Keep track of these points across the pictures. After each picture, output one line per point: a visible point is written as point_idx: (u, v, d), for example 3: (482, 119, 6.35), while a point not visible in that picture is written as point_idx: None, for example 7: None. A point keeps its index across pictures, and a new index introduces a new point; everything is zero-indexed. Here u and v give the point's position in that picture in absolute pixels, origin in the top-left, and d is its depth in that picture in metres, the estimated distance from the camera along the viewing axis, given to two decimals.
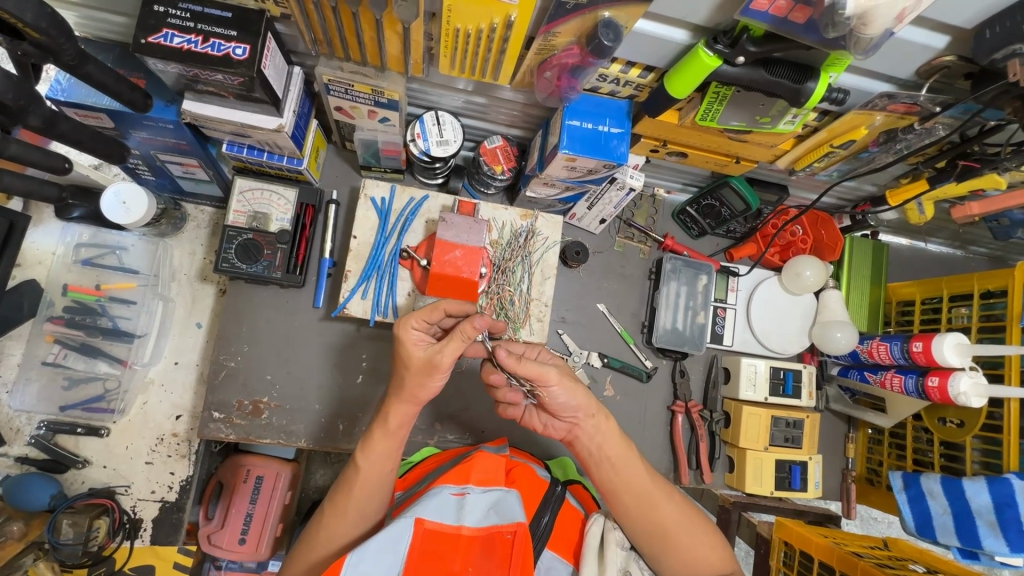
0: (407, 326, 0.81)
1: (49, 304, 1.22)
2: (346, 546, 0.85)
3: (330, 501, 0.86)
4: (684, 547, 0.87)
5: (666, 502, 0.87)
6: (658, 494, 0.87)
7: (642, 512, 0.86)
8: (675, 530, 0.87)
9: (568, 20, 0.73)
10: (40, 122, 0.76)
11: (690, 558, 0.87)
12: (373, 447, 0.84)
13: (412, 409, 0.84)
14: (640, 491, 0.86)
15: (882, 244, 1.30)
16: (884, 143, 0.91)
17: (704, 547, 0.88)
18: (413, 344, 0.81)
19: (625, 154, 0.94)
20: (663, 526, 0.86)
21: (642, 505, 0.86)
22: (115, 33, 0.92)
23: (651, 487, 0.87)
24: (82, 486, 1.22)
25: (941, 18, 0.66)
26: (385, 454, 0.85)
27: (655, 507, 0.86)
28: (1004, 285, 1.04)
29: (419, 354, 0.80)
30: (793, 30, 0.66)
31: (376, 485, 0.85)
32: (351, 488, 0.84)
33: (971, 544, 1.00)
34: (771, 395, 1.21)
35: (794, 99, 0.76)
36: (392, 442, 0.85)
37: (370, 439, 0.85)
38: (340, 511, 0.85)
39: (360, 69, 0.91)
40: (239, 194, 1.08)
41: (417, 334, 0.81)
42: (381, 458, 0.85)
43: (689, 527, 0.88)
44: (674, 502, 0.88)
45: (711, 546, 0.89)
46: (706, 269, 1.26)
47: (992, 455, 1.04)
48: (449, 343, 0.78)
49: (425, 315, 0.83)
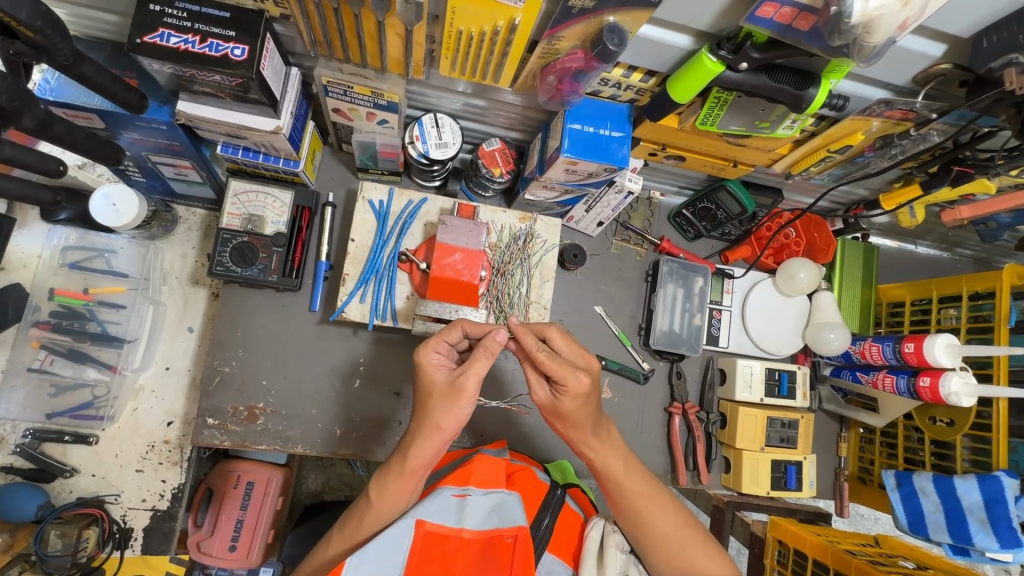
0: (426, 352, 0.79)
1: (35, 309, 1.18)
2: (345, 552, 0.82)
3: (340, 529, 0.85)
4: (683, 553, 0.85)
5: (659, 515, 0.86)
6: (652, 502, 0.86)
7: (637, 521, 0.86)
8: (667, 539, 0.86)
9: (574, 24, 0.73)
10: (33, 123, 0.74)
11: (688, 567, 0.85)
12: (386, 485, 0.81)
13: (433, 450, 0.80)
14: (635, 500, 0.86)
15: (872, 247, 1.33)
16: (880, 148, 0.93)
17: (701, 555, 0.86)
18: (434, 368, 0.79)
19: (626, 158, 0.94)
20: (660, 532, 0.86)
21: (635, 517, 0.86)
22: (106, 31, 0.90)
23: (643, 498, 0.86)
24: (70, 496, 1.19)
25: (939, 27, 0.67)
26: (396, 492, 0.81)
27: (648, 519, 0.86)
28: (992, 287, 1.07)
29: (442, 378, 0.78)
30: (797, 37, 0.67)
31: (380, 519, 0.82)
32: (360, 519, 0.82)
33: (962, 541, 1.02)
34: (767, 396, 1.22)
35: (795, 104, 0.77)
36: (408, 485, 0.81)
37: (385, 477, 0.82)
38: (347, 546, 0.83)
39: (360, 70, 0.90)
40: (233, 196, 1.06)
41: (438, 359, 0.80)
42: (394, 496, 0.81)
43: (682, 538, 0.86)
44: (667, 514, 0.87)
45: (708, 554, 0.86)
46: (701, 272, 1.27)
47: (982, 453, 1.06)
48: (474, 362, 0.77)
49: (447, 336, 0.82)
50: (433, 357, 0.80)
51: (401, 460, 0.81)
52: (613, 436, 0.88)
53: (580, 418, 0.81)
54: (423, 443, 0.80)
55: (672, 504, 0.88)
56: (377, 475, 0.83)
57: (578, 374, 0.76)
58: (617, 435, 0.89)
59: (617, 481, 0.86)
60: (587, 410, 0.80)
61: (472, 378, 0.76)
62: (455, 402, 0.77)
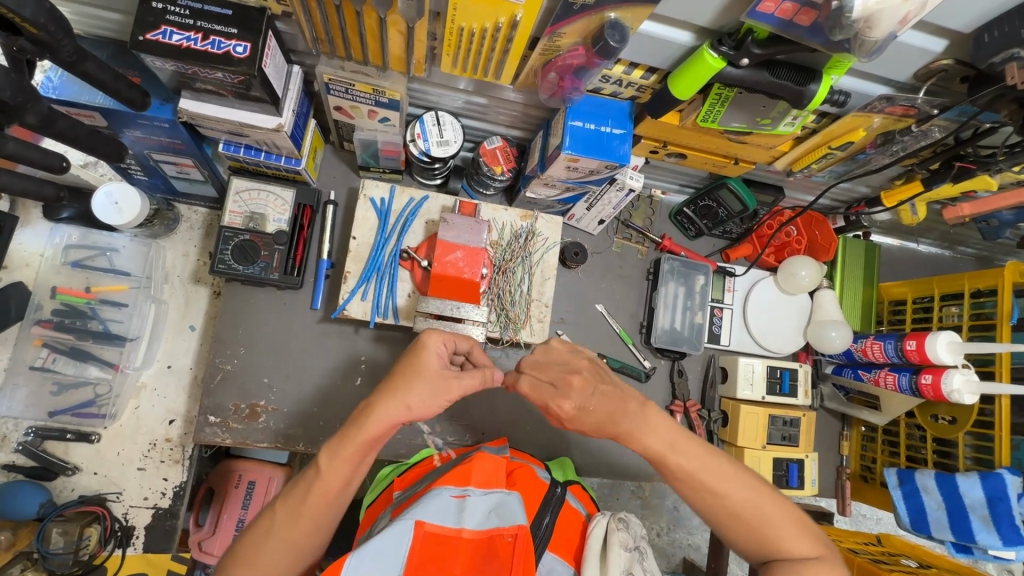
0: (435, 337, 0.77)
1: (37, 306, 1.17)
2: (288, 532, 0.71)
3: (280, 505, 0.73)
4: (763, 535, 0.74)
5: (722, 491, 0.75)
6: (712, 482, 0.75)
7: (701, 503, 0.76)
8: (740, 516, 0.74)
9: (575, 21, 0.73)
10: (37, 120, 0.74)
11: (774, 544, 0.74)
12: (341, 450, 0.72)
13: (397, 417, 0.73)
14: (695, 480, 0.75)
15: (873, 245, 1.32)
16: (881, 145, 0.93)
17: (786, 530, 0.74)
18: (432, 354, 0.76)
19: (627, 155, 0.94)
20: (728, 516, 0.75)
21: (698, 493, 0.76)
22: (109, 30, 0.90)
23: (700, 472, 0.75)
24: (72, 494, 1.19)
25: (940, 22, 0.67)
26: (348, 460, 0.72)
27: (713, 494, 0.75)
28: (994, 284, 1.07)
29: (437, 366, 0.75)
30: (798, 33, 0.66)
31: (334, 494, 0.73)
32: (308, 491, 0.72)
33: (965, 539, 1.03)
34: (768, 394, 1.22)
35: (796, 101, 0.77)
36: (361, 453, 0.73)
37: (341, 443, 0.73)
38: (292, 524, 0.71)
39: (362, 68, 0.90)
40: (235, 194, 1.06)
41: (442, 348, 0.77)
42: (349, 463, 0.73)
43: (761, 513, 0.74)
44: (734, 487, 0.75)
45: (794, 528, 0.74)
46: (703, 269, 1.27)
47: (984, 450, 1.06)
48: (469, 378, 0.77)
49: (456, 339, 0.81)
50: (435, 342, 0.77)
51: (359, 423, 0.73)
52: (653, 412, 0.78)
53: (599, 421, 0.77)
54: (388, 409, 0.73)
55: (737, 478, 0.76)
56: (330, 440, 0.74)
57: (561, 399, 0.78)
58: (657, 410, 0.79)
59: (667, 464, 0.76)
60: (594, 421, 0.77)
61: (458, 391, 0.76)
62: (441, 399, 0.75)
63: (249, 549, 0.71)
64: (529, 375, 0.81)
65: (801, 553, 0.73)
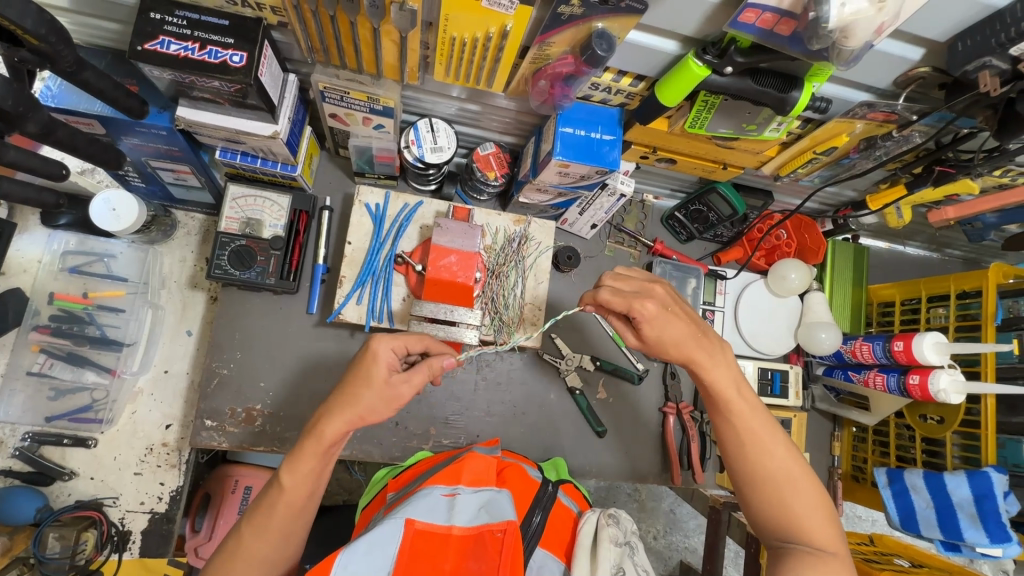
0: (381, 344, 0.77)
1: (34, 312, 1.18)
2: (268, 544, 0.73)
3: (249, 521, 0.74)
4: (787, 512, 0.74)
5: (766, 452, 0.76)
6: (761, 438, 0.76)
7: (741, 457, 0.76)
8: (772, 483, 0.75)
9: (563, 30, 0.75)
10: (37, 128, 0.76)
11: (792, 522, 0.73)
12: (300, 465, 0.74)
13: (349, 425, 0.74)
14: (748, 433, 0.76)
15: (862, 248, 1.34)
16: (864, 150, 0.96)
17: (811, 513, 0.74)
18: (382, 364, 0.76)
19: (617, 161, 0.96)
20: (761, 479, 0.75)
21: (744, 448, 0.76)
22: (107, 40, 0.92)
23: (754, 431, 0.76)
24: (68, 499, 1.20)
25: (916, 31, 0.69)
26: (310, 471, 0.74)
27: (756, 454, 0.76)
28: (979, 285, 1.09)
29: (382, 374, 0.75)
30: (780, 42, 0.68)
31: (302, 504, 0.75)
32: (274, 507, 0.74)
33: (953, 537, 1.04)
34: (759, 395, 1.25)
35: (779, 107, 0.79)
36: (324, 462, 0.75)
37: (297, 457, 0.74)
38: (267, 537, 0.73)
39: (356, 77, 0.93)
40: (232, 201, 1.08)
41: (392, 355, 0.77)
42: (310, 475, 0.74)
43: (791, 489, 0.74)
44: (777, 451, 0.76)
45: (819, 514, 0.74)
46: (695, 273, 1.29)
47: (971, 449, 1.07)
48: (414, 376, 0.77)
49: (407, 341, 0.80)
50: (386, 349, 0.77)
51: (312, 435, 0.74)
52: (727, 356, 0.79)
53: (677, 343, 0.77)
54: (340, 417, 0.74)
55: (785, 447, 0.77)
56: (287, 458, 0.75)
57: (643, 300, 0.76)
58: (731, 354, 0.80)
59: (730, 407, 0.77)
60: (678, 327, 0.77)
61: (408, 389, 0.76)
62: (387, 405, 0.75)
63: (222, 566, 0.73)
64: (607, 286, 0.80)
65: (816, 542, 0.73)
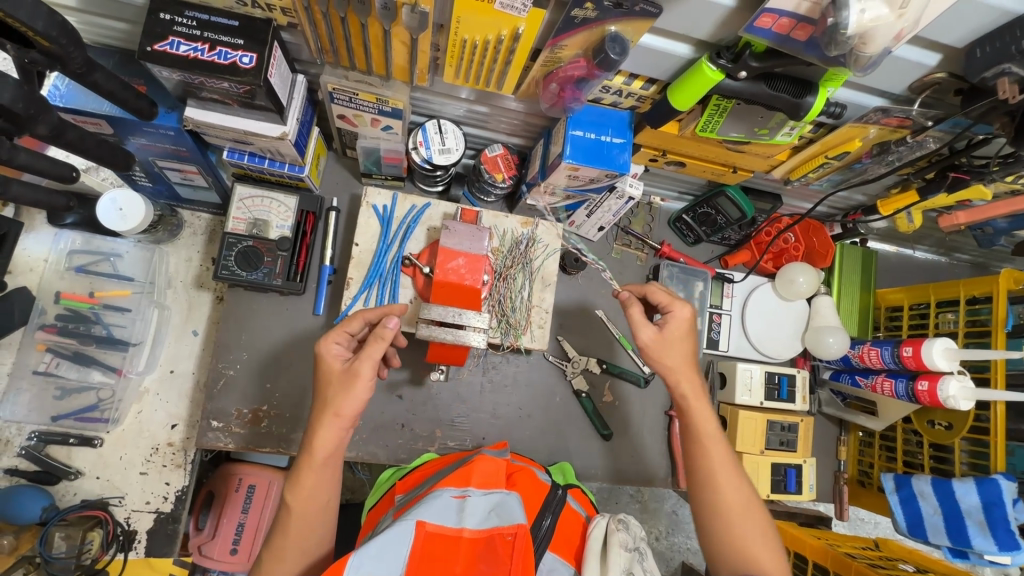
0: (327, 342, 0.82)
1: (41, 311, 1.18)
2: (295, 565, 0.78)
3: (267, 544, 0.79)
4: (741, 540, 0.83)
5: (732, 483, 0.86)
6: (728, 470, 0.87)
7: (709, 484, 0.86)
8: (732, 513, 0.84)
9: (576, 33, 0.74)
10: (47, 130, 0.75)
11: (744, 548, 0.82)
12: (301, 481, 0.79)
13: (336, 432, 0.79)
14: (716, 466, 0.87)
15: (870, 252, 1.34)
16: (877, 155, 0.95)
17: (760, 544, 0.83)
18: (333, 357, 0.81)
19: (627, 164, 0.95)
20: (723, 507, 0.85)
21: (710, 479, 0.87)
22: (116, 39, 0.92)
23: (721, 465, 0.87)
24: (74, 498, 1.20)
25: (934, 37, 0.68)
26: (310, 488, 0.79)
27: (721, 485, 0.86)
28: (989, 291, 1.09)
29: (338, 366, 0.80)
30: (795, 47, 0.68)
31: (314, 517, 0.79)
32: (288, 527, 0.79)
33: (961, 544, 1.04)
34: (766, 399, 1.23)
35: (792, 112, 0.78)
36: (324, 475, 0.80)
37: (298, 475, 0.79)
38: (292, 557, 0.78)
39: (365, 78, 0.92)
40: (239, 201, 1.07)
41: (337, 349, 0.82)
42: (313, 490, 0.79)
43: (748, 518, 0.84)
44: (740, 484, 0.87)
45: (768, 547, 0.83)
46: (701, 276, 1.28)
47: (980, 456, 1.07)
48: (367, 348, 0.78)
49: (350, 327, 0.84)
50: (334, 349, 0.82)
51: (307, 450, 0.79)
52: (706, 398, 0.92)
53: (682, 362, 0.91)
54: (325, 427, 0.79)
55: (745, 482, 0.87)
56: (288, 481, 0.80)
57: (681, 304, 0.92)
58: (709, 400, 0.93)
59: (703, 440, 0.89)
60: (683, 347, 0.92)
61: (365, 363, 0.78)
62: (350, 385, 0.78)
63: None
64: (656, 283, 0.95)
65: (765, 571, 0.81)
